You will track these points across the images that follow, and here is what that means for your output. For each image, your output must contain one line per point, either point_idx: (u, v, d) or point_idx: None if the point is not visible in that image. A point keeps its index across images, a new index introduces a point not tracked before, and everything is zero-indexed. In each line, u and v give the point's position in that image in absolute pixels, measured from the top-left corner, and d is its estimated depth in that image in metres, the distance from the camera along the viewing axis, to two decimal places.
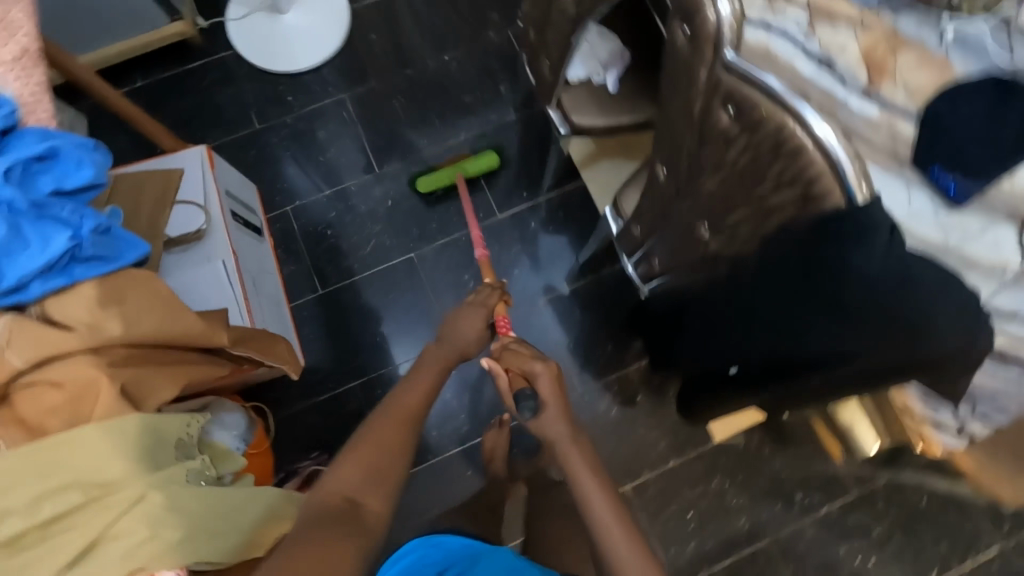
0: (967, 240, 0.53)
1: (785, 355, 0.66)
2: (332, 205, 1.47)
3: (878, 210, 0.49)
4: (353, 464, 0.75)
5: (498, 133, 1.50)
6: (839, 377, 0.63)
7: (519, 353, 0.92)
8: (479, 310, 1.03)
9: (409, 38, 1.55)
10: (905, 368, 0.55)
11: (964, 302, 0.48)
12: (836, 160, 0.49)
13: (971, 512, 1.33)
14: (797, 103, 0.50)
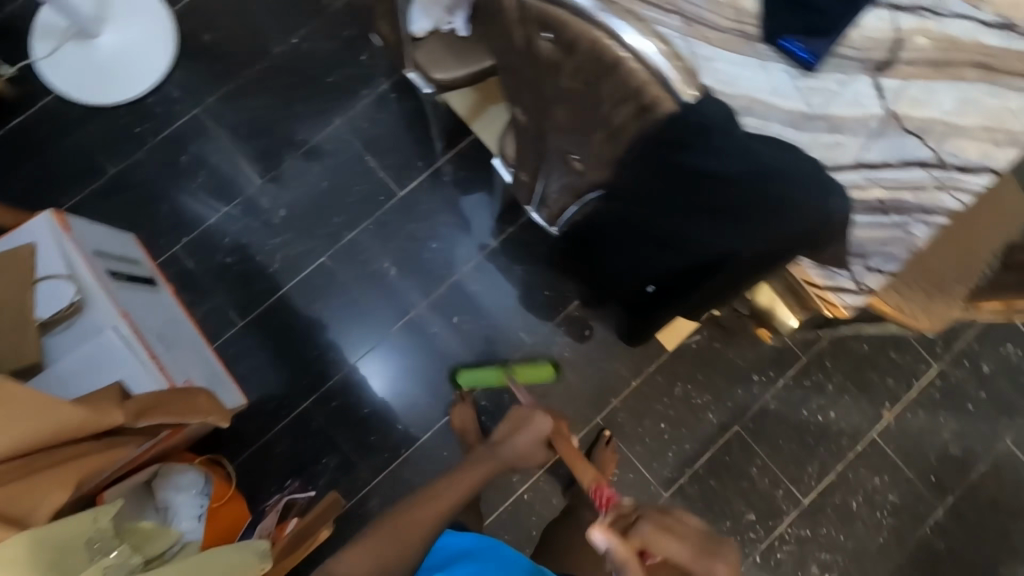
0: (824, 96, 0.71)
1: (682, 266, 0.66)
2: (222, 232, 1.36)
3: (711, 104, 0.46)
4: (363, 552, 0.83)
5: (374, 107, 1.41)
6: (734, 274, 0.64)
7: (670, 538, 0.73)
8: (539, 424, 1.05)
9: (247, 28, 1.41)
10: (783, 247, 0.56)
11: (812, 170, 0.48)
12: (657, 67, 0.44)
13: (908, 343, 1.43)
14: (608, 14, 0.44)
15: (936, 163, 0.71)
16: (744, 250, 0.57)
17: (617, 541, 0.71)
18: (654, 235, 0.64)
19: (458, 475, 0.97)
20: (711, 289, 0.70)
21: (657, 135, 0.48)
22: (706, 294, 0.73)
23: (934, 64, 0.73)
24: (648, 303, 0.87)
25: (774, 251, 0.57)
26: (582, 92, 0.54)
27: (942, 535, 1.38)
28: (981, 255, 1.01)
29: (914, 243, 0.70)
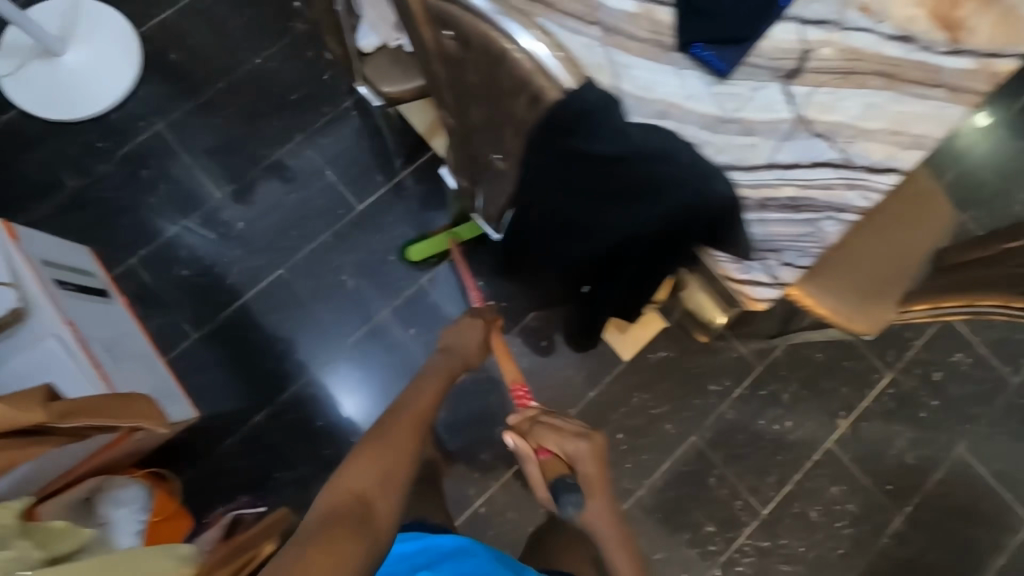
0: (737, 104, 0.76)
1: (597, 257, 0.68)
2: (180, 244, 1.37)
3: (592, 95, 0.49)
4: (366, 463, 0.74)
5: (336, 123, 1.44)
6: (644, 262, 0.66)
7: (551, 433, 0.90)
8: (476, 329, 1.12)
9: (212, 48, 1.45)
10: (677, 237, 0.58)
11: (687, 159, 0.50)
12: (540, 62, 0.47)
13: (861, 352, 1.45)
14: (500, 17, 0.48)
15: (844, 163, 0.75)
16: (641, 237, 0.59)
17: (519, 440, 0.93)
18: (567, 226, 0.66)
19: (420, 389, 0.93)
20: (628, 278, 0.71)
21: (545, 122, 0.51)
22: (627, 286, 0.75)
23: (839, 72, 0.78)
24: (585, 301, 0.88)
25: (669, 239, 0.58)
26: (487, 89, 0.57)
27: (904, 544, 1.37)
28: (911, 262, 1.05)
29: (826, 238, 0.73)
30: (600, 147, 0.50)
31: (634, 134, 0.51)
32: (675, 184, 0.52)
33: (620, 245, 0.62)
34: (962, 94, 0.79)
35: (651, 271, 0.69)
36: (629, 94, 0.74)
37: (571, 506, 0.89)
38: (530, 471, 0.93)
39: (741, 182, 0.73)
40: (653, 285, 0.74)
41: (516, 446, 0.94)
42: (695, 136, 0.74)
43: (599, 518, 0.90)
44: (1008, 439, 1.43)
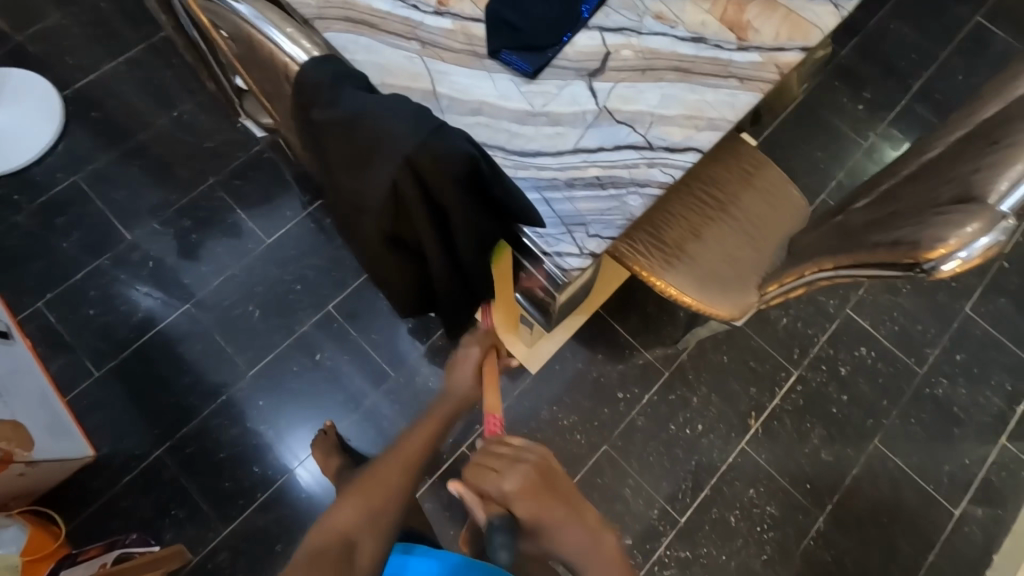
0: (545, 99, 0.83)
1: (392, 234, 0.72)
2: (90, 285, 1.41)
3: (315, 70, 0.61)
4: (349, 503, 0.68)
5: (246, 166, 1.53)
6: (433, 233, 0.70)
7: (487, 472, 0.67)
8: (476, 354, 0.92)
9: (130, 106, 1.55)
10: (430, 192, 0.63)
11: (404, 110, 0.59)
12: (289, 53, 0.63)
13: (767, 352, 1.48)
14: (265, 25, 0.63)
15: (645, 145, 0.82)
16: (403, 201, 0.65)
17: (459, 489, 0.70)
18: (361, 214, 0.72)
19: (417, 427, 0.80)
20: (436, 259, 0.75)
21: (297, 90, 0.61)
22: (443, 272, 0.78)
23: (638, 70, 0.86)
24: (428, 302, 0.91)
25: (428, 198, 0.64)
26: (280, 86, 0.70)
27: (827, 547, 1.34)
28: (766, 248, 1.11)
29: (630, 211, 0.79)
30: (331, 110, 0.60)
31: (363, 100, 0.60)
32: (400, 136, 0.59)
33: (395, 215, 0.67)
34: (752, 82, 0.87)
35: (449, 243, 0.73)
36: (445, 96, 0.82)
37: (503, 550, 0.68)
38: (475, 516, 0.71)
39: (549, 166, 0.80)
40: (467, 266, 0.78)
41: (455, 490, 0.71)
42: (505, 128, 0.81)
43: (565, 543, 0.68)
44: (919, 430, 1.44)
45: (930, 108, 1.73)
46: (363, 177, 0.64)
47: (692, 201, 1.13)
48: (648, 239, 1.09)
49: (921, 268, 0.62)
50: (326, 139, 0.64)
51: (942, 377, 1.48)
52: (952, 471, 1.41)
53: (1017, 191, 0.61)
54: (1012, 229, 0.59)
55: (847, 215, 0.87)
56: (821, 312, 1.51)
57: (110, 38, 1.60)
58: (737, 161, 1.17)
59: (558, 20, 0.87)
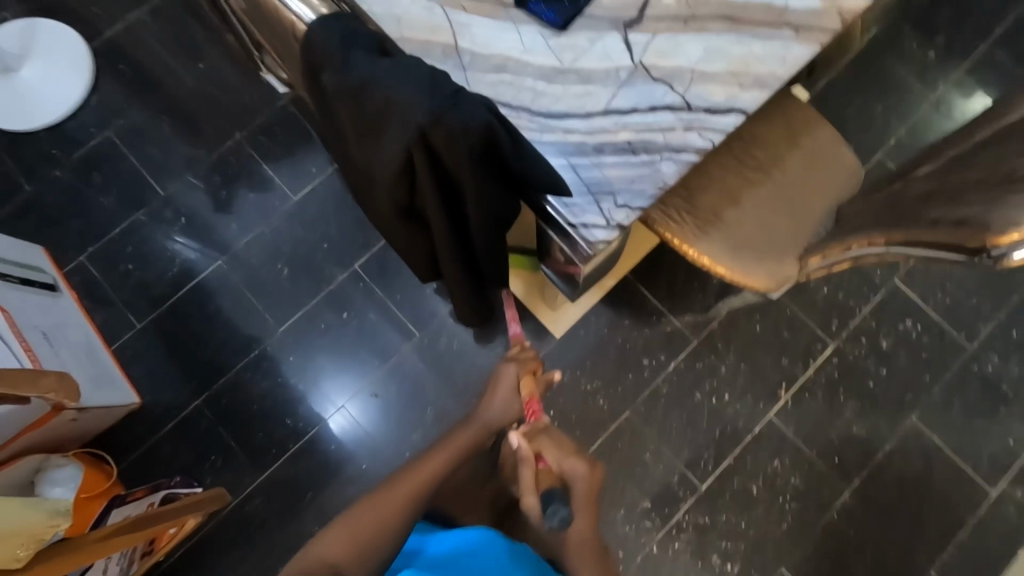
0: (575, 54, 0.77)
1: (405, 202, 0.69)
2: (127, 240, 1.45)
3: (324, 31, 0.57)
4: (342, 533, 0.72)
5: (271, 121, 1.51)
6: (445, 205, 0.67)
7: (558, 446, 0.82)
8: (514, 372, 0.93)
9: (156, 58, 1.53)
10: (444, 164, 0.60)
11: (415, 76, 0.55)
12: (297, 14, 0.60)
13: (802, 323, 1.41)
14: None
15: (684, 106, 0.75)
16: (416, 174, 0.62)
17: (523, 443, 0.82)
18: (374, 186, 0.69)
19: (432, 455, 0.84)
20: (447, 231, 0.72)
21: (306, 50, 0.58)
22: (455, 242, 0.76)
23: (679, 19, 0.78)
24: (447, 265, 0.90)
25: (442, 169, 0.61)
26: (291, 46, 0.66)
27: (850, 520, 1.32)
28: (809, 216, 1.03)
29: (663, 179, 0.74)
30: (339, 77, 0.57)
31: (373, 64, 0.56)
32: (408, 106, 0.55)
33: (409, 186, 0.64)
34: (808, 33, 0.78)
35: (466, 214, 0.70)
36: (467, 52, 0.77)
37: (557, 521, 0.77)
38: (524, 478, 0.82)
39: (577, 129, 0.74)
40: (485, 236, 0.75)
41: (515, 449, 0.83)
42: (531, 87, 0.75)
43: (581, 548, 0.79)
44: (962, 408, 1.37)
45: (1013, 55, 1.54)
46: (374, 146, 0.60)
47: (732, 162, 1.06)
48: (681, 205, 1.03)
49: (989, 254, 0.56)
50: (336, 103, 0.60)
51: (994, 353, 1.40)
52: (993, 451, 1.35)
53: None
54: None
55: (905, 184, 0.79)
56: (866, 282, 1.43)
57: None
58: (785, 119, 1.08)
59: None
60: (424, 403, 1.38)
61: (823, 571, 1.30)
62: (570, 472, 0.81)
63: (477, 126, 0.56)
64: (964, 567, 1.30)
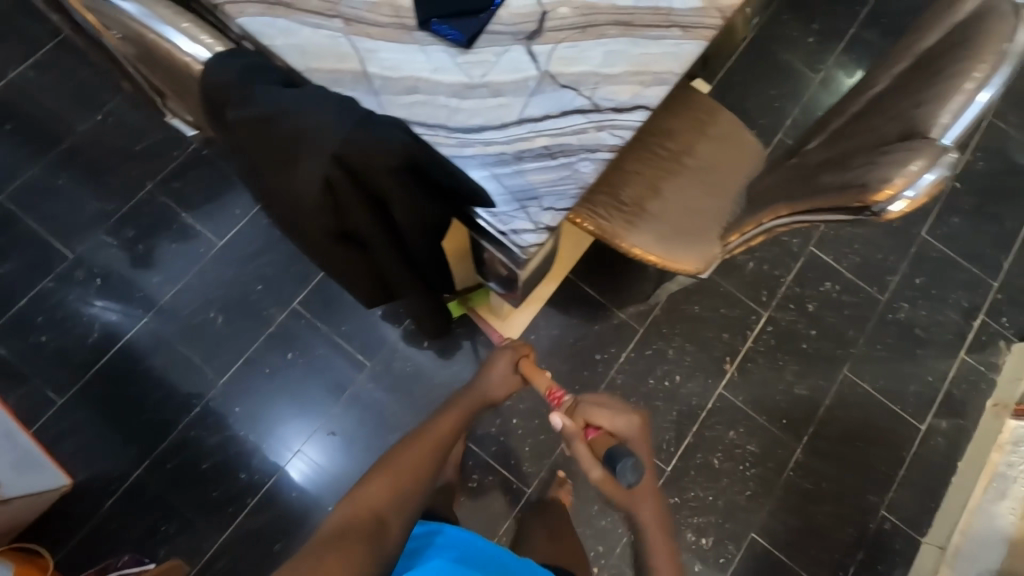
0: (483, 68, 0.79)
1: (335, 232, 0.69)
2: (36, 310, 1.34)
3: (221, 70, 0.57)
4: (381, 482, 0.80)
5: (184, 167, 1.44)
6: (377, 221, 0.67)
7: (604, 409, 0.88)
8: (510, 354, 1.01)
9: (47, 112, 1.44)
10: (371, 190, 0.61)
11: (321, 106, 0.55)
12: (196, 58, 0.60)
13: (737, 298, 1.50)
14: (164, 30, 0.61)
15: (592, 108, 0.79)
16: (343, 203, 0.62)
17: (568, 421, 0.89)
18: (296, 218, 0.69)
19: (446, 412, 0.95)
20: (386, 246, 0.72)
21: (205, 90, 0.58)
22: (394, 256, 0.76)
23: (577, 28, 0.82)
24: (387, 286, 0.90)
25: (370, 194, 0.62)
26: (189, 86, 0.65)
27: (806, 475, 1.40)
28: (724, 197, 1.10)
29: (582, 178, 0.77)
30: (245, 112, 0.57)
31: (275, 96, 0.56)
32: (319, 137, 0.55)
33: (338, 215, 0.65)
34: (695, 30, 0.84)
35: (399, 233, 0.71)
36: (376, 76, 0.77)
37: (631, 476, 0.81)
38: (581, 452, 0.86)
39: (495, 140, 0.76)
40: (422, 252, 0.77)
41: (565, 427, 0.89)
42: (445, 104, 0.77)
43: (645, 500, 0.86)
44: (885, 354, 1.50)
45: (881, 32, 1.72)
46: (290, 180, 0.60)
47: (648, 156, 1.12)
48: (607, 201, 1.08)
49: (869, 211, 0.62)
50: (244, 137, 0.60)
51: (904, 301, 1.54)
52: (917, 389, 1.48)
53: (961, 122, 0.60)
54: (955, 162, 0.59)
55: (800, 158, 0.87)
56: (786, 252, 1.54)
57: (14, 39, 1.47)
58: (690, 112, 1.16)
59: None
60: (385, 432, 1.35)
61: (789, 528, 1.37)
62: (625, 429, 0.87)
63: (396, 148, 0.57)
64: (910, 500, 1.41)
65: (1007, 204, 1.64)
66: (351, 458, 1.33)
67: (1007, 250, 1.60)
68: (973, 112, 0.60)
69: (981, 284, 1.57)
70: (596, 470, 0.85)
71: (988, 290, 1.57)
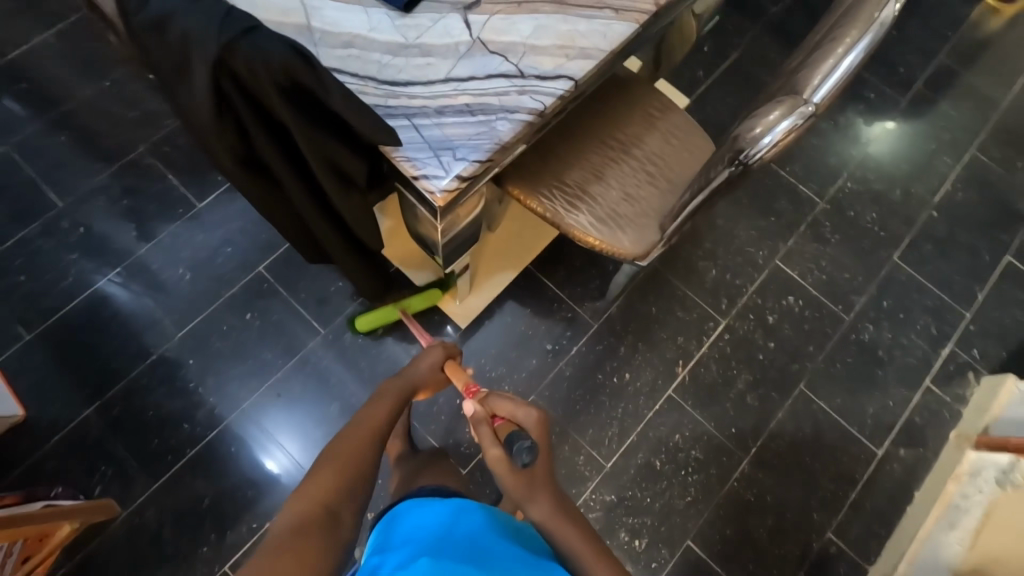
0: (418, 30, 0.85)
1: (241, 151, 0.77)
2: (18, 252, 1.43)
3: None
4: (328, 474, 0.76)
5: (175, 134, 1.54)
6: (274, 142, 0.75)
7: (509, 400, 0.85)
8: (439, 351, 0.99)
9: (59, 76, 1.56)
10: (254, 96, 0.69)
11: (208, 14, 0.64)
12: None
13: (695, 303, 1.50)
14: None
15: (517, 74, 0.84)
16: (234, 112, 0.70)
17: (476, 406, 0.84)
18: (203, 133, 0.77)
19: (378, 398, 0.89)
20: (289, 171, 0.79)
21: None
22: (302, 186, 0.82)
23: (512, 3, 0.88)
24: (304, 226, 0.96)
25: (257, 103, 0.70)
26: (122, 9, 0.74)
27: (750, 487, 1.37)
28: (667, 190, 1.13)
29: (498, 135, 0.81)
30: (150, 18, 0.65)
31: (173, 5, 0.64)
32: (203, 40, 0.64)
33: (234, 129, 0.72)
34: (626, 13, 0.89)
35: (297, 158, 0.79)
36: (318, 30, 0.83)
37: (526, 455, 0.76)
38: (483, 435, 0.81)
39: (418, 95, 0.81)
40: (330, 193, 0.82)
41: (472, 415, 0.85)
42: (377, 60, 0.82)
43: (543, 494, 0.79)
44: (844, 374, 1.47)
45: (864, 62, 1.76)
46: (191, 87, 0.68)
47: (597, 142, 1.15)
48: (551, 182, 1.11)
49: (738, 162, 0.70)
50: (152, 44, 0.68)
51: (869, 322, 1.52)
52: (876, 413, 1.44)
53: (828, 82, 0.67)
54: (812, 114, 0.66)
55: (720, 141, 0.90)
56: (750, 263, 1.54)
57: (40, 10, 1.61)
58: (645, 106, 1.19)
59: None
60: (329, 399, 1.38)
61: (727, 539, 1.33)
62: (525, 419, 0.83)
63: (274, 58, 0.64)
64: (859, 524, 1.36)
65: (986, 236, 1.61)
66: (296, 423, 1.36)
67: (982, 282, 1.57)
68: (838, 73, 0.67)
69: (951, 313, 1.54)
70: (494, 450, 0.79)
71: (959, 319, 1.53)
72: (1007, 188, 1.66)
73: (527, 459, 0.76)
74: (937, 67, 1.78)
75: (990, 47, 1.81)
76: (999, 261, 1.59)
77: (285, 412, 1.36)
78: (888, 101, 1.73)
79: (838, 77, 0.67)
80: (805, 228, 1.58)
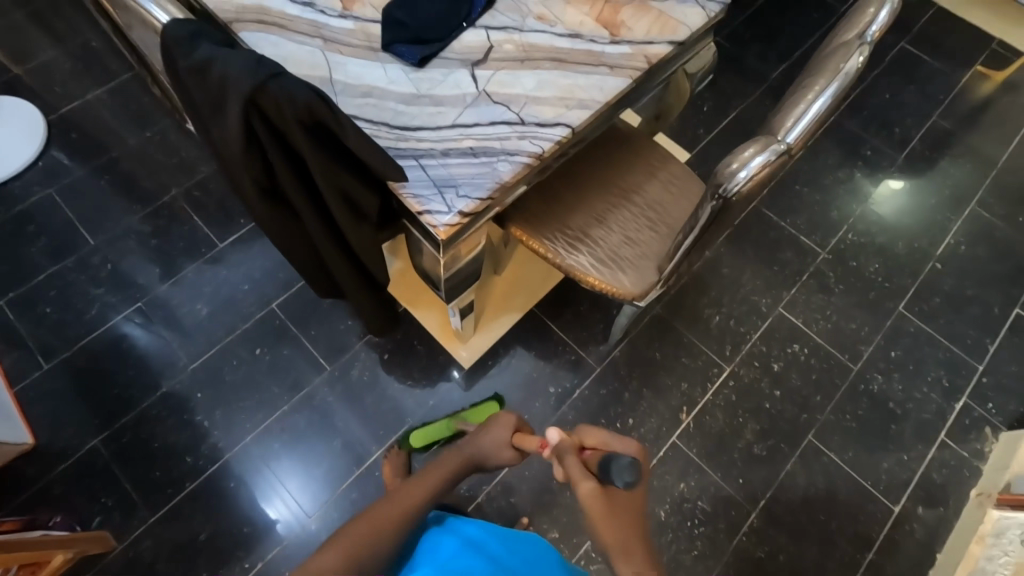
0: (430, 82, 0.93)
1: (263, 181, 0.83)
2: (50, 284, 1.50)
3: (177, 30, 0.75)
4: (333, 552, 0.71)
5: (206, 180, 1.65)
6: (292, 171, 0.81)
7: (599, 431, 0.83)
8: (509, 417, 0.94)
9: (107, 127, 1.70)
10: (277, 128, 0.76)
11: (241, 58, 0.71)
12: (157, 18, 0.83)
13: (700, 349, 1.50)
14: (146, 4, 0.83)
15: (519, 122, 0.91)
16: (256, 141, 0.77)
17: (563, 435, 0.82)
18: (231, 166, 0.84)
19: (431, 471, 0.88)
20: (303, 200, 0.85)
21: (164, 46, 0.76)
22: (314, 215, 0.87)
23: (517, 60, 0.96)
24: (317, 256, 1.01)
25: (278, 133, 0.77)
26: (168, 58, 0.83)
27: (761, 542, 1.31)
28: (665, 234, 1.17)
29: (499, 175, 0.86)
30: (191, 64, 0.74)
31: (212, 52, 0.73)
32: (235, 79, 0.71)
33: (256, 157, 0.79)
34: (621, 69, 0.97)
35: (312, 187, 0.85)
36: (339, 82, 0.92)
37: (627, 476, 0.69)
38: (573, 463, 0.77)
39: (427, 139, 0.88)
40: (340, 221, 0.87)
41: (557, 444, 0.82)
42: (391, 108, 0.90)
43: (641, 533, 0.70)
44: (855, 425, 1.44)
45: (859, 124, 1.83)
46: (223, 124, 0.75)
47: (598, 188, 1.21)
48: (554, 224, 1.17)
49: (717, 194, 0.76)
50: (193, 87, 0.76)
51: (879, 373, 1.50)
52: (890, 467, 1.40)
53: (800, 124, 0.74)
54: (784, 151, 0.73)
55: None
56: (754, 311, 1.55)
57: (97, 69, 1.78)
58: (644, 156, 1.25)
59: (449, 18, 0.97)
60: (332, 435, 1.38)
61: None
62: (621, 449, 0.80)
63: (295, 95, 0.72)
64: None
65: (994, 289, 1.61)
66: (297, 460, 1.36)
67: (993, 335, 1.55)
68: (808, 117, 0.74)
69: (963, 366, 1.51)
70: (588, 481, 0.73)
71: (972, 372, 1.50)
72: (1011, 242, 1.67)
73: (629, 479, 0.69)
74: (933, 128, 1.84)
75: (985, 110, 1.88)
76: (1009, 315, 1.58)
77: (287, 448, 1.37)
78: (887, 158, 1.78)
79: (808, 120, 0.74)
80: (809, 278, 1.60)
